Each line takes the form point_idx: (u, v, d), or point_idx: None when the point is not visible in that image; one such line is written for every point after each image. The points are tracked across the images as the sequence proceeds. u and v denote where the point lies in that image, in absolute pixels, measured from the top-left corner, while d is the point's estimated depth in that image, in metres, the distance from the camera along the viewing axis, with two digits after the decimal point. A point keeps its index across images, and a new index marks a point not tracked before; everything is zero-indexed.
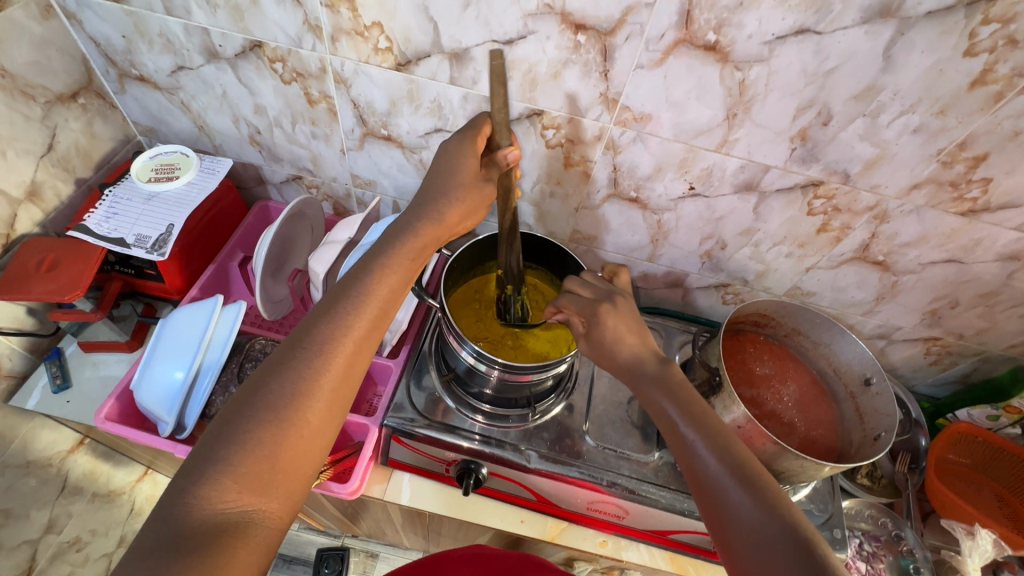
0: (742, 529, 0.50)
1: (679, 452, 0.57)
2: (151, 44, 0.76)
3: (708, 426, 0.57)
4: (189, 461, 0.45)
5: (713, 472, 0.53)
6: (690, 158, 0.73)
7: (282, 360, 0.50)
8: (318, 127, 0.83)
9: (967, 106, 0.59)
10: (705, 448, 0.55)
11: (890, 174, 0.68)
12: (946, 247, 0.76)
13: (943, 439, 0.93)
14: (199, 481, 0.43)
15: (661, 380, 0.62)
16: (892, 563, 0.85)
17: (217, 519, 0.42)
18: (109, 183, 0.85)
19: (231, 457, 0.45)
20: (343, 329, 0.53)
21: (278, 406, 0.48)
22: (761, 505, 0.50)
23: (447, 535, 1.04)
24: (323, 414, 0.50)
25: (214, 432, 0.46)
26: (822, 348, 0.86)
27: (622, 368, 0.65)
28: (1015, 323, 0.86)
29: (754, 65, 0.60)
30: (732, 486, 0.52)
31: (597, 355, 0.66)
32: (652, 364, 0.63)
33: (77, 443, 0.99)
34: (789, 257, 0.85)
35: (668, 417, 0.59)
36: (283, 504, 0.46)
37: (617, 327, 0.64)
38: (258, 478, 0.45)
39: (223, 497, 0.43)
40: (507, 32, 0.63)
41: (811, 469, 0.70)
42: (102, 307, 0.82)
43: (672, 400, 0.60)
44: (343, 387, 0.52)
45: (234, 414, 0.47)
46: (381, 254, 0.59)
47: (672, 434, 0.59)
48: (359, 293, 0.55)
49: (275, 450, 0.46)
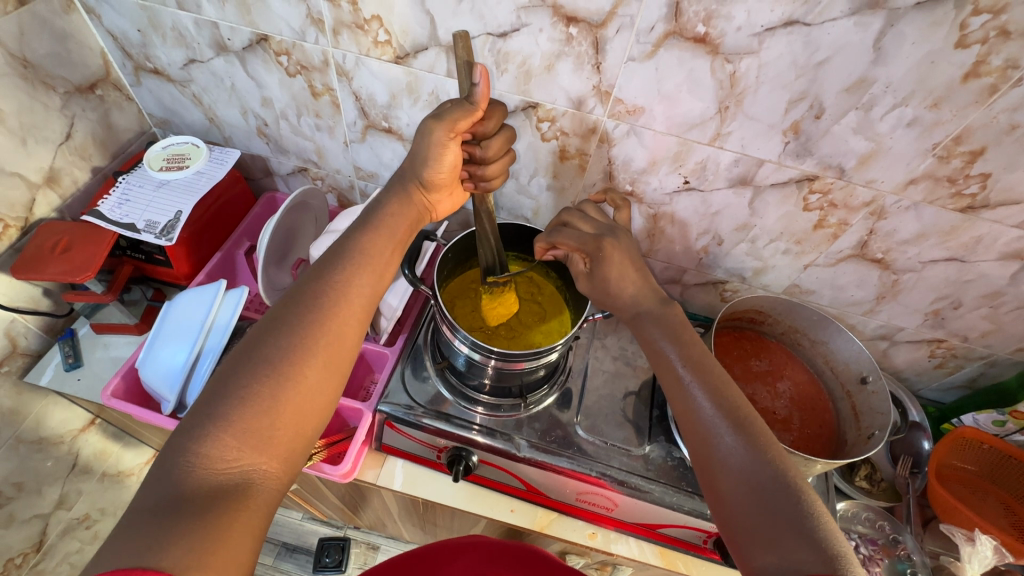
0: (729, 468, 0.50)
1: (672, 394, 0.58)
2: (164, 38, 0.79)
3: (705, 370, 0.58)
4: (188, 422, 0.47)
5: (706, 415, 0.54)
6: (683, 151, 0.73)
7: (277, 323, 0.52)
8: (322, 119, 0.85)
9: (961, 99, 0.58)
10: (699, 391, 0.56)
11: (885, 169, 0.67)
12: (947, 245, 0.75)
13: (946, 443, 0.91)
14: (200, 440, 0.45)
15: (661, 320, 0.63)
16: (889, 567, 0.83)
17: (219, 478, 0.44)
18: (123, 172, 0.89)
19: (230, 415, 0.46)
20: (338, 294, 0.55)
21: (272, 368, 0.49)
22: (746, 443, 0.51)
23: (442, 526, 1.05)
24: (318, 375, 0.51)
25: (211, 394, 0.48)
26: (819, 346, 0.85)
27: (626, 306, 0.66)
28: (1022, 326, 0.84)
29: (744, 58, 0.61)
30: (721, 424, 0.52)
31: (598, 294, 0.67)
32: (648, 308, 0.64)
33: (89, 423, 1.02)
34: (786, 254, 0.85)
35: (665, 358, 0.60)
36: (281, 462, 0.48)
37: (619, 263, 0.65)
38: (257, 436, 0.46)
39: (224, 455, 0.45)
40: (501, 25, 0.65)
41: (801, 465, 0.69)
42: (113, 290, 0.85)
43: (674, 346, 0.60)
44: (337, 348, 0.53)
45: (229, 377, 0.48)
46: (365, 234, 0.63)
47: (666, 374, 0.59)
48: (340, 270, 0.57)
49: (273, 409, 0.48)
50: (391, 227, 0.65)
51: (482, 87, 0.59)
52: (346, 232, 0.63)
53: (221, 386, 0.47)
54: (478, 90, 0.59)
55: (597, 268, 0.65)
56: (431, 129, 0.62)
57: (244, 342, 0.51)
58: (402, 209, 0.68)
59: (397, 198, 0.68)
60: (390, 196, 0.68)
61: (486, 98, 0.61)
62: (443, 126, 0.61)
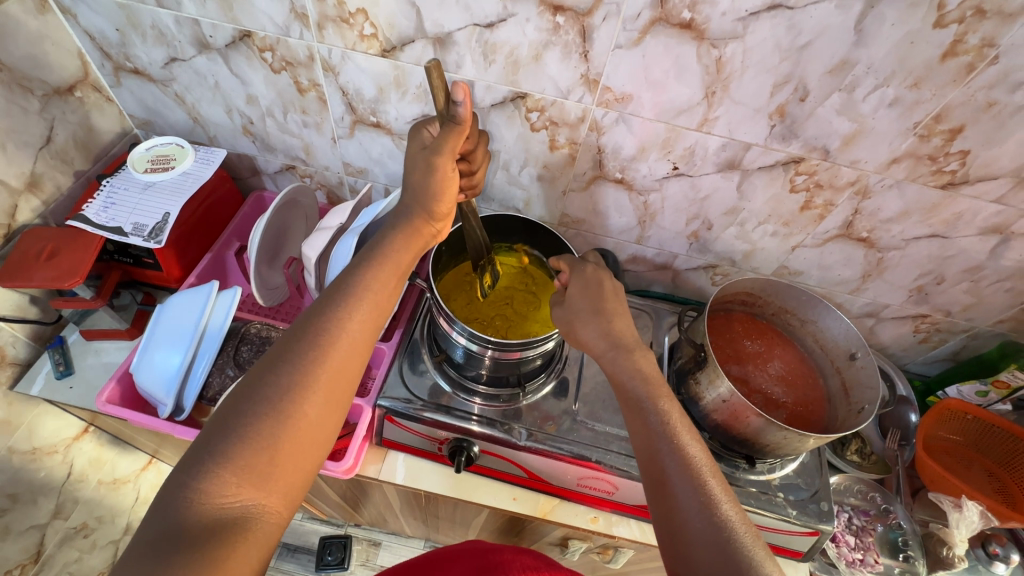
0: (689, 531, 0.50)
1: (643, 454, 0.57)
2: (143, 37, 0.77)
3: (677, 433, 0.56)
4: (187, 457, 0.47)
5: (667, 467, 0.54)
6: (672, 137, 0.74)
7: (280, 356, 0.52)
8: (309, 115, 0.85)
9: (940, 77, 0.60)
10: (666, 443, 0.55)
11: (868, 149, 0.69)
12: (929, 222, 0.77)
13: (933, 414, 0.93)
14: (200, 475, 0.45)
15: (632, 369, 0.61)
16: (881, 536, 0.87)
17: (216, 514, 0.44)
18: (107, 175, 0.87)
19: (231, 451, 0.46)
20: (341, 323, 0.55)
21: (272, 403, 0.49)
22: (705, 505, 0.51)
23: (444, 518, 1.11)
24: (319, 409, 0.51)
25: (212, 429, 0.48)
26: (809, 326, 0.87)
27: (598, 337, 0.64)
28: (1001, 298, 0.87)
29: (729, 43, 0.62)
30: (684, 489, 0.52)
31: (572, 318, 0.66)
32: (626, 349, 0.62)
33: (83, 431, 1.01)
34: (774, 236, 0.86)
35: (639, 409, 0.59)
36: (282, 496, 0.48)
37: (595, 280, 0.67)
38: (258, 471, 0.47)
39: (223, 492, 0.45)
40: (488, 15, 0.65)
41: (795, 441, 0.71)
42: (102, 295, 0.83)
43: (644, 390, 0.60)
44: (339, 380, 0.53)
45: (231, 412, 0.48)
46: (375, 255, 0.62)
47: (640, 431, 0.58)
48: (345, 300, 0.57)
49: (273, 445, 0.48)
50: (396, 257, 0.63)
51: (464, 106, 0.58)
52: (357, 256, 0.62)
53: (222, 422, 0.47)
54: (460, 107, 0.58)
55: (575, 275, 0.68)
56: (437, 165, 0.62)
57: (247, 375, 0.51)
58: (409, 238, 0.65)
59: (404, 227, 0.65)
60: (395, 224, 0.65)
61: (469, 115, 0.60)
62: (445, 158, 0.61)
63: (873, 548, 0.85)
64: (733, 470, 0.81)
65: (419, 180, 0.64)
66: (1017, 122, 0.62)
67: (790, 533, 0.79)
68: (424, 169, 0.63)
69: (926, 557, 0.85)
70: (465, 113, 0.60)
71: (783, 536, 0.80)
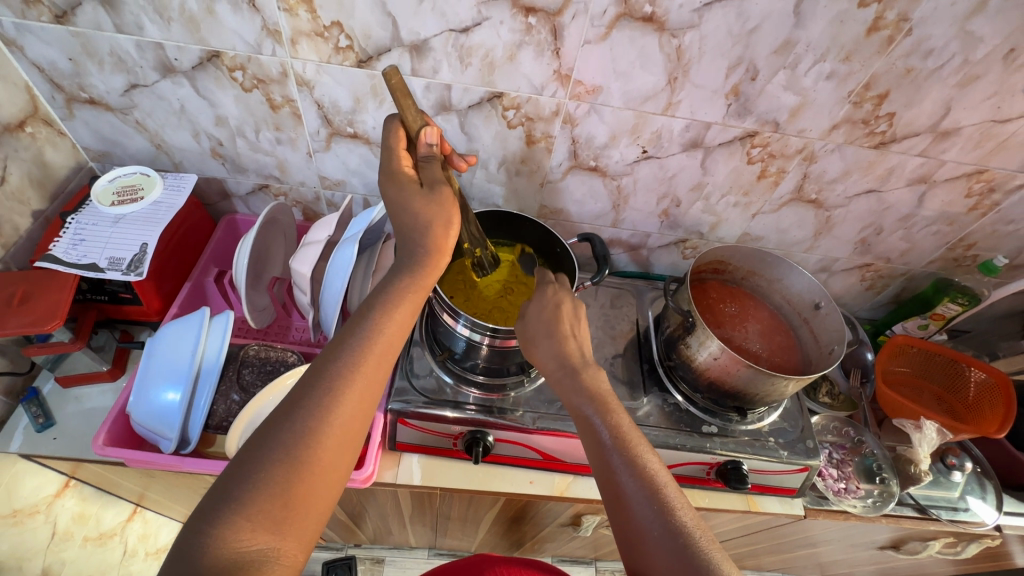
0: (649, 543, 0.50)
1: (598, 471, 0.58)
2: (101, 64, 0.75)
3: (630, 447, 0.57)
4: (199, 508, 0.45)
5: (626, 488, 0.54)
6: (641, 123, 0.80)
7: (296, 400, 0.51)
8: (282, 132, 0.84)
9: (867, 50, 0.68)
10: (622, 465, 0.56)
11: (812, 118, 0.77)
12: (867, 179, 0.87)
13: (887, 351, 1.05)
14: (216, 523, 0.44)
15: (585, 388, 0.64)
16: (858, 464, 0.96)
17: (233, 559, 0.43)
18: (70, 212, 0.83)
19: (245, 497, 0.45)
20: (356, 364, 0.54)
21: (288, 448, 0.48)
22: (661, 512, 0.52)
23: (455, 519, 1.15)
24: (335, 449, 0.50)
25: (227, 475, 0.47)
26: (775, 284, 0.96)
27: (551, 359, 0.67)
28: (930, 241, 0.99)
29: (687, 32, 0.68)
30: (641, 501, 0.53)
31: (530, 338, 0.69)
32: (574, 369, 0.65)
33: (64, 486, 0.94)
34: (736, 206, 0.94)
35: (592, 427, 0.61)
36: (298, 541, 0.47)
37: (553, 303, 0.70)
38: (274, 516, 0.46)
39: (238, 536, 0.44)
40: (463, 20, 0.68)
41: (780, 386, 0.78)
42: (81, 337, 0.79)
43: (594, 407, 0.62)
44: (354, 422, 0.52)
45: (246, 457, 0.47)
46: (390, 291, 0.61)
47: (592, 448, 0.59)
48: (359, 340, 0.56)
49: (290, 489, 0.47)
50: (412, 297, 0.62)
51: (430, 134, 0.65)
52: (370, 294, 0.61)
53: (238, 467, 0.47)
54: (433, 151, 0.67)
55: (536, 296, 0.71)
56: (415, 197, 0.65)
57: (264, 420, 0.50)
58: (426, 279, 0.63)
59: (416, 267, 0.64)
60: (404, 266, 0.64)
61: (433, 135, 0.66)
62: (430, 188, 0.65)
63: (853, 476, 0.95)
64: (727, 423, 0.88)
65: (423, 208, 0.65)
66: (930, 84, 0.72)
67: (782, 472, 0.87)
68: (423, 201, 0.65)
69: (898, 477, 0.95)
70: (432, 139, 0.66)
71: (778, 476, 0.88)
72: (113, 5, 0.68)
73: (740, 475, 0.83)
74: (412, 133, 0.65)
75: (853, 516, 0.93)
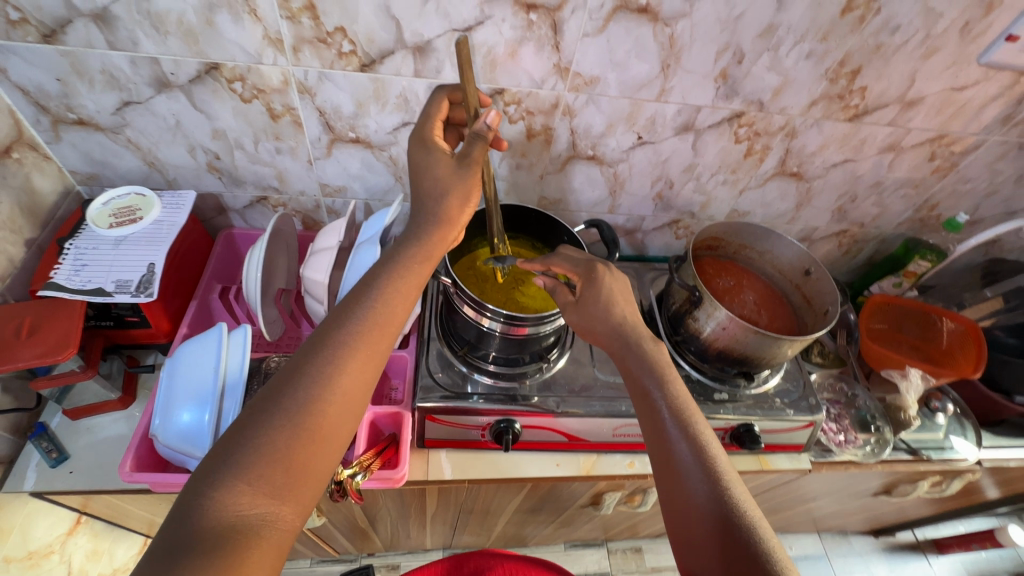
0: (694, 505, 0.55)
1: (652, 437, 0.62)
2: (91, 83, 0.73)
3: (685, 418, 0.61)
4: (199, 471, 0.46)
5: (681, 456, 0.58)
6: (636, 110, 0.83)
7: (297, 369, 0.52)
8: (282, 141, 0.84)
9: (842, 30, 0.74)
10: (679, 436, 0.59)
11: (793, 96, 0.83)
12: (843, 150, 0.93)
13: (866, 310, 1.13)
14: (217, 484, 0.45)
15: (645, 360, 0.67)
16: (854, 417, 1.03)
17: (230, 521, 0.43)
18: (65, 238, 0.80)
19: (246, 462, 0.46)
20: (358, 335, 0.55)
21: (292, 415, 0.49)
22: (711, 486, 0.55)
23: (476, 513, 1.16)
24: (335, 418, 0.51)
25: (226, 438, 0.48)
26: (766, 256, 1.01)
27: (609, 334, 0.70)
28: (899, 204, 1.07)
29: (679, 21, 0.72)
30: (692, 469, 0.57)
31: (586, 322, 0.72)
32: (633, 343, 0.69)
33: (76, 522, 0.91)
34: (725, 184, 0.99)
35: (648, 396, 0.64)
36: (295, 508, 0.48)
37: (608, 292, 0.70)
38: (274, 481, 0.47)
39: (237, 499, 0.44)
40: (466, 19, 0.70)
41: (783, 350, 0.83)
42: (92, 364, 0.77)
43: (653, 378, 0.65)
44: (354, 393, 0.53)
45: (246, 423, 0.49)
46: (395, 261, 0.61)
47: (649, 416, 0.63)
48: (362, 313, 0.56)
49: (288, 454, 0.48)
50: (417, 271, 0.62)
51: (490, 119, 0.63)
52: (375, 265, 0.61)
53: (239, 431, 0.48)
54: (485, 131, 0.63)
55: (588, 286, 0.71)
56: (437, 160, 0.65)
57: (266, 387, 0.51)
58: (433, 249, 0.63)
59: (427, 239, 0.63)
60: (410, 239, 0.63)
61: (495, 126, 0.64)
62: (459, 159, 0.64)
63: (851, 428, 1.01)
64: (735, 389, 0.93)
65: (446, 177, 0.64)
66: (898, 59, 0.78)
67: (791, 429, 0.92)
68: (448, 170, 0.64)
69: (890, 424, 1.03)
70: (490, 124, 0.63)
71: (787, 434, 0.93)
72: (107, 21, 0.66)
73: (754, 437, 0.88)
74: (470, 110, 0.62)
75: (854, 464, 0.99)
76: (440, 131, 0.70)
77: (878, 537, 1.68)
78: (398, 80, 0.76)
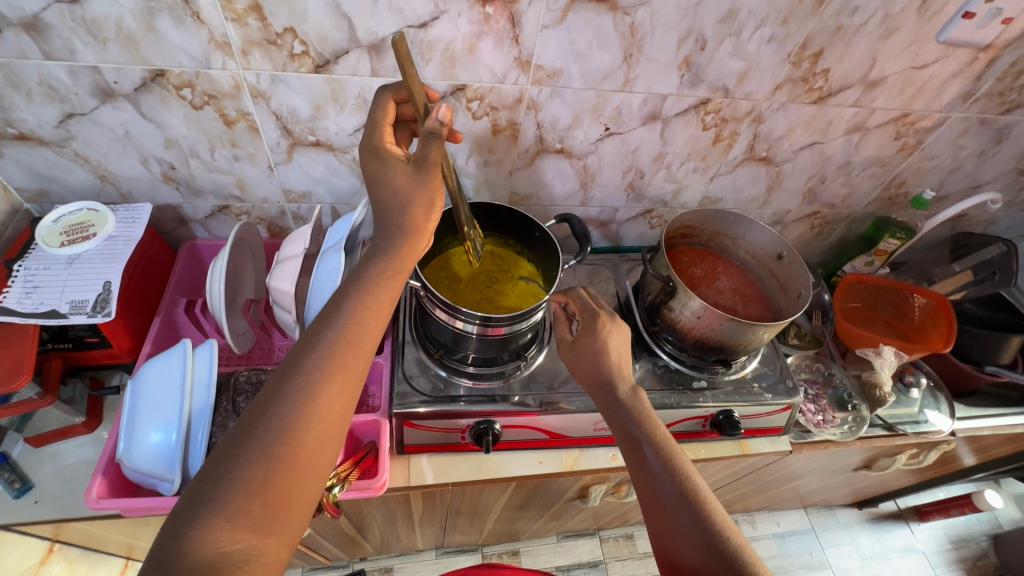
0: (685, 544, 0.56)
1: (638, 477, 0.63)
2: (29, 95, 0.69)
3: (668, 455, 0.62)
4: (177, 510, 0.44)
5: (668, 495, 0.59)
6: (601, 101, 0.82)
7: (271, 395, 0.50)
8: (239, 148, 0.81)
9: (802, 12, 0.74)
10: (663, 474, 0.61)
11: (758, 81, 0.83)
12: (810, 132, 0.93)
13: (840, 290, 1.14)
14: (196, 524, 0.43)
15: (627, 403, 0.69)
16: (831, 397, 1.04)
17: (212, 559, 0.42)
18: (14, 259, 0.76)
19: (224, 498, 0.45)
20: (330, 355, 0.53)
21: (267, 447, 0.47)
22: (699, 522, 0.56)
23: (464, 513, 1.15)
24: (316, 443, 0.50)
25: (202, 474, 0.46)
26: (739, 241, 1.01)
27: (594, 380, 0.73)
28: (867, 184, 1.08)
29: (639, 9, 0.70)
30: (679, 507, 0.58)
31: (577, 371, 0.75)
32: (613, 386, 0.71)
33: (48, 551, 0.88)
34: (695, 172, 0.99)
35: (632, 438, 0.66)
36: (280, 538, 0.46)
37: (601, 334, 0.74)
38: (254, 514, 0.45)
39: (217, 537, 0.43)
40: (420, 15, 0.68)
41: (757, 336, 0.84)
42: (50, 390, 0.75)
43: (635, 421, 0.67)
44: (334, 415, 0.51)
45: (221, 457, 0.47)
46: (360, 271, 0.59)
47: (633, 457, 0.65)
48: (334, 330, 0.54)
49: (266, 485, 0.46)
50: (379, 276, 0.59)
51: (442, 114, 0.54)
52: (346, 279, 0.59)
53: (214, 466, 0.46)
54: (440, 129, 0.55)
55: (586, 332, 0.75)
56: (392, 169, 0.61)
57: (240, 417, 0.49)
58: (402, 263, 0.61)
59: (392, 253, 0.60)
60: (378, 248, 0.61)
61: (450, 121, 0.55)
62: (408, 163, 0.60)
63: (829, 407, 1.03)
64: (714, 376, 0.93)
65: (404, 185, 0.60)
66: (859, 39, 0.78)
67: (769, 413, 0.93)
68: (406, 177, 0.61)
69: (866, 401, 1.04)
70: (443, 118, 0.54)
71: (765, 418, 0.94)
72: (39, 30, 0.62)
73: (733, 423, 0.88)
74: (419, 107, 0.56)
75: (832, 443, 1.01)
76: (392, 135, 0.66)
77: (862, 509, 1.72)
78: (354, 80, 0.73)
